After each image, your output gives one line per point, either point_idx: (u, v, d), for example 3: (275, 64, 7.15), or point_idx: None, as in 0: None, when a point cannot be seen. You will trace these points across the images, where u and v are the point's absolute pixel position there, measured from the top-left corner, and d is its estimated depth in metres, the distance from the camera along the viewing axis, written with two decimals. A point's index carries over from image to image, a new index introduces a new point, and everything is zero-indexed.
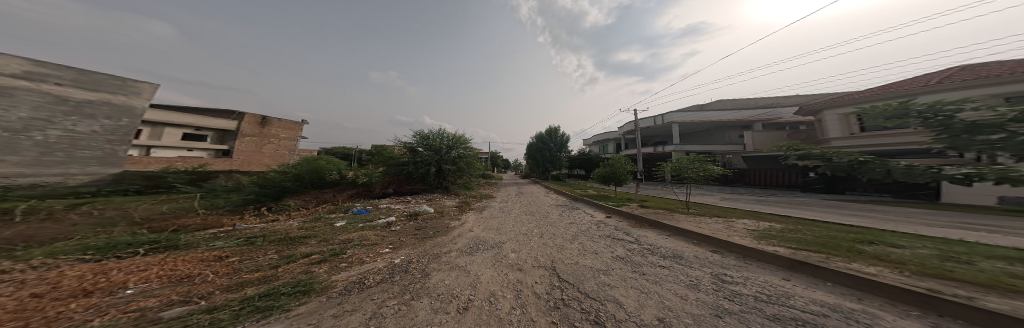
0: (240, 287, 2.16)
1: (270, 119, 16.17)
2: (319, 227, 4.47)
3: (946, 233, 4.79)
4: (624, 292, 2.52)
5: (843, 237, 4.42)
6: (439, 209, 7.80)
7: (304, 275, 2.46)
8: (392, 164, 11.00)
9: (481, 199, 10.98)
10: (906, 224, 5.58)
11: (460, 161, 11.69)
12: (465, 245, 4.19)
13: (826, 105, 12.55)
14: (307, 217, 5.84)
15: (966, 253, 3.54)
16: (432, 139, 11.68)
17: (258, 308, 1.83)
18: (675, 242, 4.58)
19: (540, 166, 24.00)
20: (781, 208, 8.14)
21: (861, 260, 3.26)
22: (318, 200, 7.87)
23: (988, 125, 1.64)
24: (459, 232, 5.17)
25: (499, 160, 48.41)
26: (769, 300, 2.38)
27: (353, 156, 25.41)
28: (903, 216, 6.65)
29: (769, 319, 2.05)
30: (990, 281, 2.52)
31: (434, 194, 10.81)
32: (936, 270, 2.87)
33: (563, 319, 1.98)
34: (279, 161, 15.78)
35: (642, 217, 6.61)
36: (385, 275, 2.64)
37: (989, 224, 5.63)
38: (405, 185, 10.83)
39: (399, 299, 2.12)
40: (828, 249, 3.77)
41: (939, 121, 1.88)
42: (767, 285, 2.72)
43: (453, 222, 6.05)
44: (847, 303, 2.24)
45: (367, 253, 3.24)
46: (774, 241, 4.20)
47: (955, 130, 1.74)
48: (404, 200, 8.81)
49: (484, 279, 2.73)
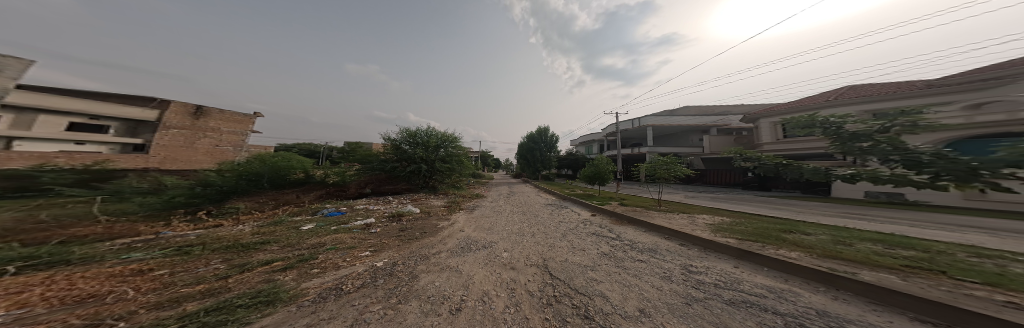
0: (176, 302, 1.88)
1: (207, 110, 14.18)
2: (280, 231, 4.10)
3: (833, 220, 5.83)
4: (609, 286, 2.62)
5: (771, 228, 5.06)
6: (424, 209, 7.53)
7: (265, 285, 2.22)
8: (366, 164, 10.47)
9: (471, 199, 10.78)
10: (810, 214, 6.66)
11: (449, 160, 11.38)
12: (456, 245, 4.09)
13: (763, 113, 14.18)
14: (265, 221, 5.27)
15: (852, 237, 4.24)
16: (420, 137, 11.24)
17: (207, 323, 1.61)
18: (650, 238, 4.88)
19: (530, 165, 24.38)
20: (729, 203, 9.15)
21: (785, 247, 3.75)
22: (280, 201, 7.19)
23: (861, 135, 2.36)
24: (449, 232, 5.05)
25: (490, 159, 48.02)
26: (726, 286, 2.62)
27: (322, 155, 23.33)
28: (806, 208, 7.91)
29: (727, 303, 2.27)
30: (867, 259, 3.15)
31: (419, 194, 10.42)
32: (838, 253, 3.44)
33: (556, 315, 2.00)
34: (218, 158, 13.83)
35: (622, 215, 6.95)
36: (366, 279, 2.48)
37: (865, 212, 6.98)
38: (385, 186, 10.29)
39: (385, 303, 2.00)
40: (762, 238, 4.27)
41: (833, 130, 2.59)
42: (722, 272, 3.02)
43: (442, 222, 5.90)
44: (779, 285, 2.60)
45: (343, 258, 3.01)
46: (726, 233, 4.66)
47: (843, 138, 2.46)
48: (384, 201, 8.22)
49: (477, 279, 2.68)
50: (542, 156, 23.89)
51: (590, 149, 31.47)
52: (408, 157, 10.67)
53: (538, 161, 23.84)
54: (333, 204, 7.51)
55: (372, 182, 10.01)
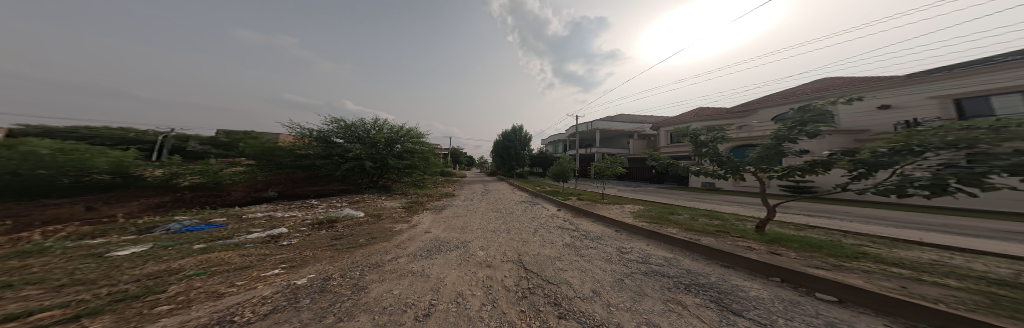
0: None
1: None
2: (81, 260, 2.61)
3: (693, 203, 8.29)
4: (571, 273, 2.97)
5: (664, 211, 6.79)
6: (368, 212, 6.54)
7: None
8: (275, 164, 7.84)
9: (437, 198, 10.23)
10: (680, 199, 9.28)
11: (405, 156, 10.21)
12: (420, 248, 4.18)
13: (663, 123, 18.41)
14: (67, 236, 3.43)
15: (703, 213, 6.15)
16: (359, 130, 9.51)
17: None
18: (596, 226, 5.73)
19: (506, 163, 24.53)
20: (640, 194, 11.61)
21: (672, 225, 5.10)
22: (42, 215, 3.83)
23: (702, 144, 4.43)
24: (411, 235, 5.07)
25: (461, 157, 44.76)
26: (645, 261, 3.37)
27: None
28: (668, 195, 10.96)
29: (645, 274, 2.93)
30: (706, 229, 4.69)
31: (365, 195, 8.95)
32: (696, 226, 4.94)
33: (530, 306, 2.12)
34: None
35: (579, 208, 7.83)
36: (281, 301, 1.93)
37: (703, 196, 10.28)
38: (304, 186, 8.65)
39: (319, 324, 1.62)
40: (658, 220, 5.64)
41: (691, 138, 4.59)
42: (637, 249, 3.88)
43: (401, 225, 5.76)
44: (670, 256, 3.56)
45: (225, 283, 2.01)
46: (641, 218, 5.96)
47: (696, 145, 4.50)
48: (301, 206, 6.37)
49: (449, 281, 2.70)
50: (517, 155, 24.03)
51: (555, 149, 33.99)
52: (343, 153, 8.93)
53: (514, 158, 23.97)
54: (194, 214, 5.11)
55: (277, 182, 7.89)
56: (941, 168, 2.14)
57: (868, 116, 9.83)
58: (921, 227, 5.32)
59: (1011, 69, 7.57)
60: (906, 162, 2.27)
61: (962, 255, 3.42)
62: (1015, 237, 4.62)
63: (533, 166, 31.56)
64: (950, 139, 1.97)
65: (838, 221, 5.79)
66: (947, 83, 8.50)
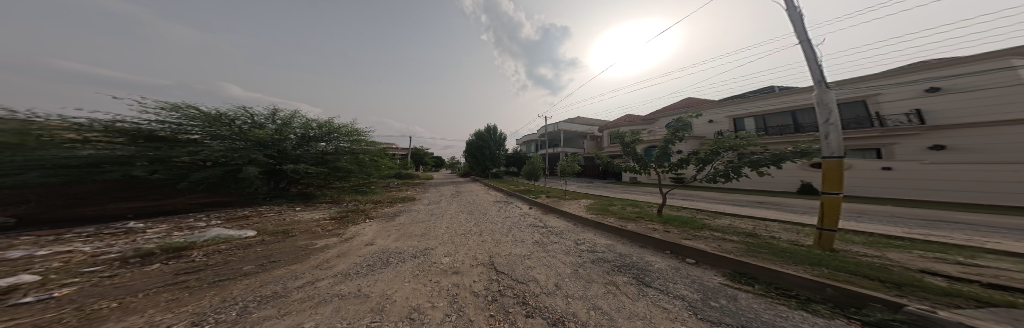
0: None
1: None
2: None
3: (623, 194, 9.71)
4: (540, 270, 2.92)
5: (610, 202, 7.68)
6: (258, 229, 4.85)
7: None
8: (19, 178, 3.88)
9: (390, 205, 8.84)
10: (619, 192, 10.74)
11: (331, 159, 8.25)
12: (355, 264, 3.41)
13: (605, 125, 21.13)
14: None
15: (634, 203, 7.25)
16: (242, 122, 7.04)
17: None
18: (560, 221, 5.98)
19: (479, 163, 23.73)
20: (592, 189, 12.94)
21: (611, 214, 5.80)
22: None
23: (627, 144, 5.23)
24: (345, 249, 4.18)
25: (427, 157, 41.02)
26: (591, 249, 3.67)
27: None
28: (606, 188, 12.56)
29: (592, 262, 3.15)
30: (635, 215, 5.54)
31: (262, 207, 6.75)
32: (630, 213, 5.77)
33: (500, 309, 1.96)
34: None
35: (547, 206, 8.08)
36: None
37: (632, 188, 12.29)
38: (107, 203, 5.03)
39: None
40: (603, 211, 6.35)
41: (620, 140, 5.30)
42: (582, 239, 4.25)
43: (332, 239, 4.69)
44: (611, 242, 4.00)
45: None
46: (594, 210, 6.58)
47: (625, 145, 5.24)
48: (112, 230, 3.98)
49: (402, 296, 2.24)
50: (488, 154, 23.28)
51: (528, 148, 34.79)
52: (193, 155, 5.61)
53: (488, 158, 23.26)
54: None
55: (16, 201, 4.08)
56: (728, 160, 4.38)
57: (706, 126, 14.56)
58: (730, 202, 8.17)
59: (753, 101, 13.21)
60: (718, 158, 4.46)
61: (746, 222, 5.17)
62: (753, 203, 7.85)
63: (509, 165, 31.48)
64: (732, 144, 4.27)
65: (700, 202, 8.09)
66: (734, 107, 13.83)
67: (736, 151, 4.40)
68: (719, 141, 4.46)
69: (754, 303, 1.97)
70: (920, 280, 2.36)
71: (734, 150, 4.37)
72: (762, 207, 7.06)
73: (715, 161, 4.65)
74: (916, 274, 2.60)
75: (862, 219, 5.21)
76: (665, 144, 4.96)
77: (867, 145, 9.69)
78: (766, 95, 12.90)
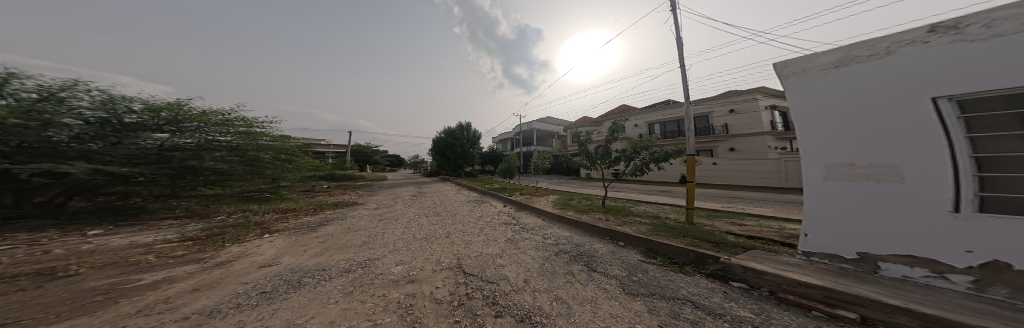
0: None
1: None
2: None
3: (584, 189, 10.72)
4: (512, 268, 2.77)
5: (571, 197, 8.36)
6: None
7: None
8: None
9: (314, 213, 6.89)
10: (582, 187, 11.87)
11: (178, 156, 5.42)
12: (245, 288, 2.42)
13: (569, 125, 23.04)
14: None
15: (590, 197, 8.08)
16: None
17: None
18: (532, 217, 6.08)
19: (450, 162, 22.04)
20: (556, 185, 13.83)
21: (571, 208, 6.28)
22: None
23: (579, 143, 5.83)
24: (230, 274, 2.96)
25: (381, 154, 35.29)
26: (552, 243, 3.79)
27: None
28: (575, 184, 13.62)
29: (553, 254, 3.25)
30: (587, 208, 6.19)
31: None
32: (583, 206, 6.39)
33: (467, 313, 1.68)
34: None
35: (518, 202, 8.10)
36: None
37: (589, 183, 13.90)
38: None
39: None
40: (566, 205, 6.84)
41: (576, 138, 5.86)
42: (549, 234, 4.39)
43: (200, 267, 3.24)
44: (569, 234, 4.28)
45: None
46: (559, 205, 7.01)
47: (578, 143, 5.83)
48: None
49: (332, 316, 1.65)
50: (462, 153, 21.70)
51: (503, 147, 34.74)
52: None
53: (460, 157, 21.66)
54: None
55: None
56: (644, 158, 5.35)
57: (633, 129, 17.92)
58: (649, 191, 10.21)
59: (664, 110, 16.92)
60: (637, 156, 5.40)
61: (663, 207, 6.46)
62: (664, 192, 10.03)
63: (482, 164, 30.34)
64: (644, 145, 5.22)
65: (631, 192, 9.76)
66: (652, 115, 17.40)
67: (649, 151, 5.38)
68: (638, 142, 5.40)
69: (657, 272, 2.40)
70: (721, 238, 3.46)
71: (647, 150, 5.34)
72: (672, 195, 9.05)
73: (636, 159, 5.60)
74: (722, 234, 3.78)
75: (715, 199, 7.40)
76: (604, 143, 5.72)
77: (702, 147, 14.07)
78: (671, 107, 16.68)
